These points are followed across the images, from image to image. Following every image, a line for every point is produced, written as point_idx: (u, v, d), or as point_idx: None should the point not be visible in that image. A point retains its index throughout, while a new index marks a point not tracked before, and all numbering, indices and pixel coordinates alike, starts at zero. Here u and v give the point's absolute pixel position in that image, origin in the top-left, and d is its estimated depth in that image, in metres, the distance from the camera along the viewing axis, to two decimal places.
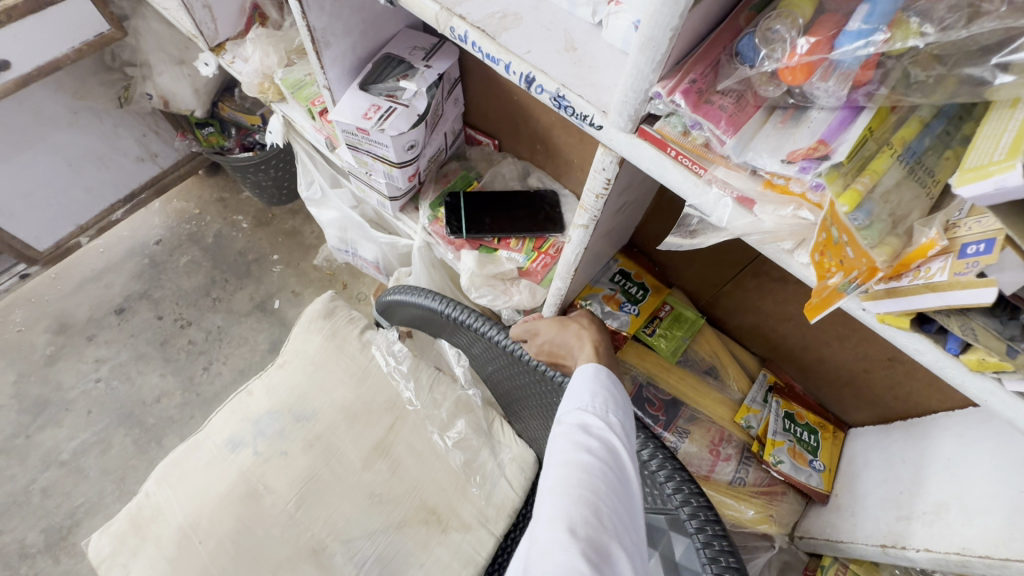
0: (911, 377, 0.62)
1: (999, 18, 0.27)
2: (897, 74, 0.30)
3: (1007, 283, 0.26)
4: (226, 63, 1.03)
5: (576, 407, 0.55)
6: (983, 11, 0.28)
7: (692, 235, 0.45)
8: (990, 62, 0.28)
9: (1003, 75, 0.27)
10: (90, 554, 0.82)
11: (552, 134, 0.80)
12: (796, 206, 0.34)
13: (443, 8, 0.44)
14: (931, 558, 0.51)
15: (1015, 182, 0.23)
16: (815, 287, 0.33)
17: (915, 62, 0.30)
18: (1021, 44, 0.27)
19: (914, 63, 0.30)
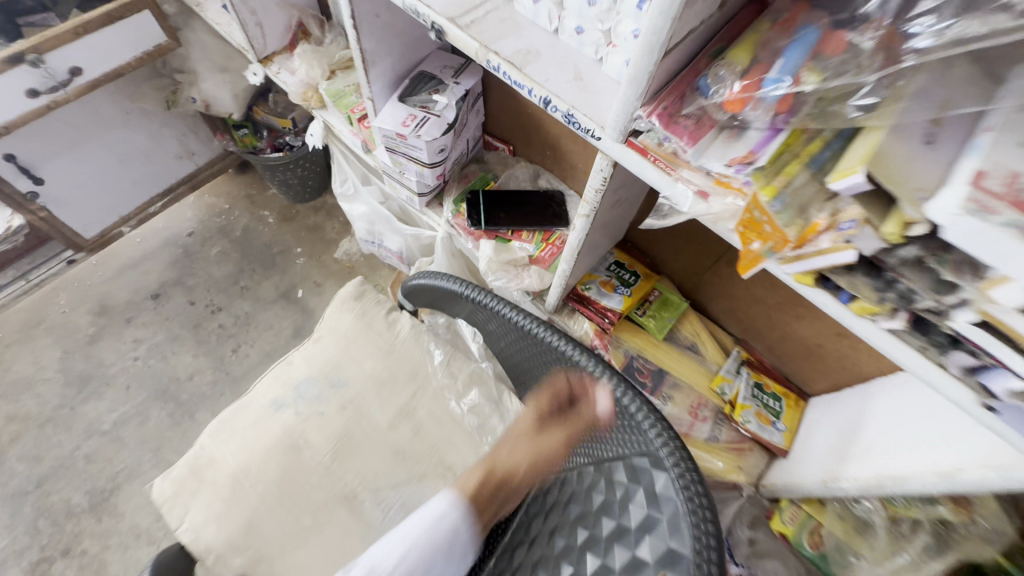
0: (853, 348, 0.75)
1: (874, 70, 0.39)
2: (808, 106, 0.42)
3: (859, 247, 0.40)
4: (273, 74, 1.16)
5: None
6: (863, 63, 0.40)
7: (662, 219, 0.59)
8: (851, 104, 0.40)
9: (862, 111, 0.39)
10: (154, 495, 0.95)
11: (560, 142, 0.94)
12: (734, 196, 0.47)
13: (480, 45, 0.58)
14: (858, 485, 0.64)
15: (859, 181, 0.37)
16: (743, 253, 0.47)
17: (819, 98, 0.42)
18: (869, 90, 0.39)
19: (820, 99, 0.42)
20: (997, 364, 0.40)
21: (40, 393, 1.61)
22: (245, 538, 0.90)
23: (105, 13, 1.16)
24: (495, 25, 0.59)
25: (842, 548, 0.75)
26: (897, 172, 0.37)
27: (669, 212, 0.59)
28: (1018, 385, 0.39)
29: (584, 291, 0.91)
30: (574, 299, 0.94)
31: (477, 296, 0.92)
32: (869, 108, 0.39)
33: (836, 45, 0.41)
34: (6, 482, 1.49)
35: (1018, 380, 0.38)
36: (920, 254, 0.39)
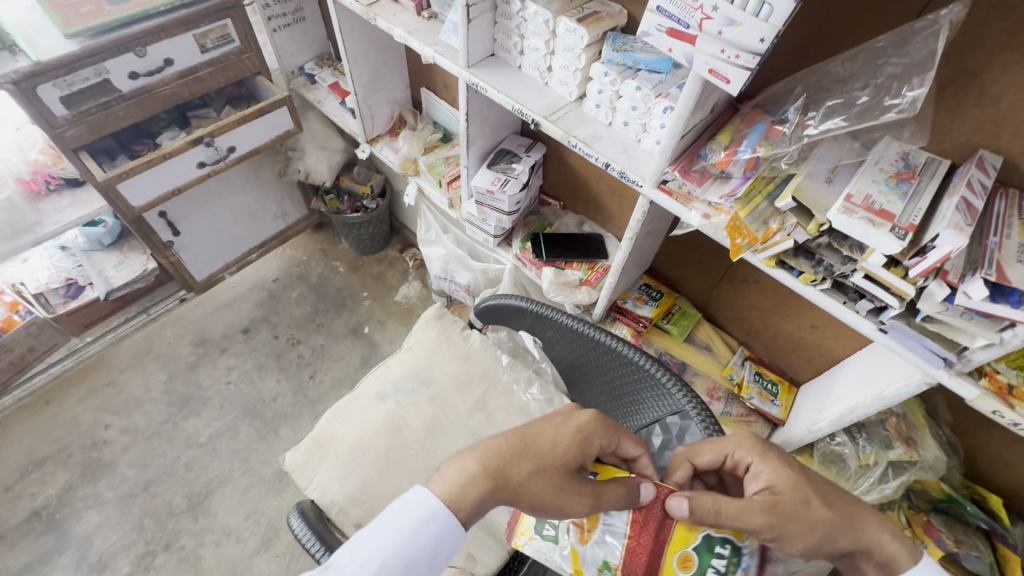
0: (825, 336, 1.03)
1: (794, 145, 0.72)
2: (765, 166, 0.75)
3: (795, 238, 0.70)
4: (378, 150, 1.56)
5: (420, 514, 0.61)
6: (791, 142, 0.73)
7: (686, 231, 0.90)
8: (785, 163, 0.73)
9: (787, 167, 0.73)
10: (287, 463, 1.21)
11: (601, 197, 1.29)
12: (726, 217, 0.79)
13: (564, 133, 0.93)
14: (831, 421, 0.91)
15: (787, 203, 0.69)
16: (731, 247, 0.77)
17: (770, 160, 0.74)
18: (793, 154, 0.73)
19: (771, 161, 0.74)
20: (885, 304, 0.69)
21: (148, 410, 1.87)
22: (361, 495, 1.16)
23: (259, 107, 1.60)
24: (572, 119, 0.95)
25: None
26: (815, 199, 0.68)
27: (686, 226, 0.89)
28: (894, 313, 0.68)
29: (623, 303, 1.22)
30: (615, 310, 1.24)
31: (540, 308, 1.14)
32: (792, 160, 0.73)
33: (776, 132, 0.74)
34: (118, 486, 1.73)
35: (895, 311, 0.68)
36: (830, 240, 0.70)
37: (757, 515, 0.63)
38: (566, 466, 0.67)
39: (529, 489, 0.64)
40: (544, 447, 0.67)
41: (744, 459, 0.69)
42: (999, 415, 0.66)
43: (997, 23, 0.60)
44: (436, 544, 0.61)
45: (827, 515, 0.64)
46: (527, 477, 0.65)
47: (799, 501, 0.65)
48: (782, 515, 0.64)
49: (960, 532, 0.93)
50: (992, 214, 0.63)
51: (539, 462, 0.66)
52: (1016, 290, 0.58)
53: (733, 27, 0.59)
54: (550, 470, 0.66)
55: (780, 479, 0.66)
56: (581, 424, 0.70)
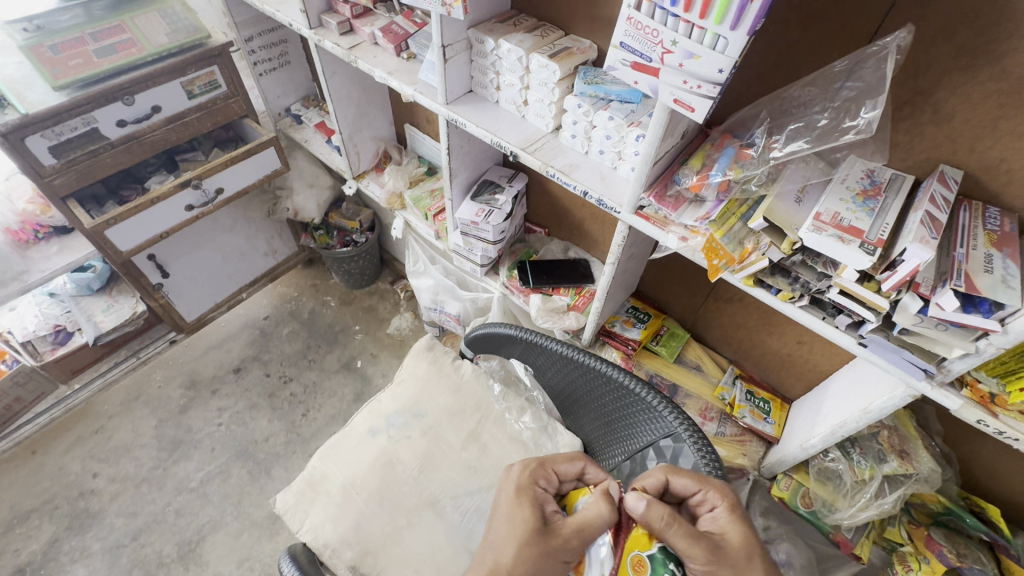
0: (811, 351, 1.04)
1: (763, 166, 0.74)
2: (737, 189, 0.77)
3: (771, 257, 0.71)
4: (365, 185, 1.58)
5: None
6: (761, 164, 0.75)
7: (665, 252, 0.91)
8: (756, 185, 0.75)
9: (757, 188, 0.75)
10: (278, 506, 1.19)
11: (584, 223, 1.31)
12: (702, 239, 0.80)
13: (542, 163, 0.95)
14: (822, 438, 0.91)
15: (760, 224, 0.70)
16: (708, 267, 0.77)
17: (743, 183, 0.77)
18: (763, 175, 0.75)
19: (743, 183, 0.76)
20: (862, 318, 0.70)
21: (138, 456, 1.84)
22: (355, 534, 1.13)
23: (247, 148, 1.63)
24: (549, 150, 0.97)
25: (824, 502, 0.99)
26: (786, 218, 0.69)
27: (665, 248, 0.91)
28: (872, 327, 0.69)
29: (612, 327, 1.23)
30: (604, 334, 1.25)
31: (529, 335, 1.15)
32: (761, 182, 0.76)
33: (746, 155, 0.76)
34: (106, 536, 1.68)
35: (873, 325, 0.68)
36: (804, 258, 0.72)
37: (697, 546, 0.62)
38: (536, 528, 0.67)
39: (520, 571, 0.64)
40: (512, 528, 0.68)
41: (714, 503, 0.70)
42: (984, 424, 0.67)
43: (941, 47, 0.63)
44: None
45: (762, 574, 0.63)
46: (512, 561, 0.64)
47: (744, 555, 0.64)
48: (719, 558, 0.62)
49: (961, 546, 0.92)
50: (957, 225, 0.65)
51: (517, 541, 0.65)
52: (986, 300, 0.59)
53: (692, 59, 0.61)
54: (529, 542, 0.65)
55: (732, 531, 0.66)
56: (517, 483, 0.74)
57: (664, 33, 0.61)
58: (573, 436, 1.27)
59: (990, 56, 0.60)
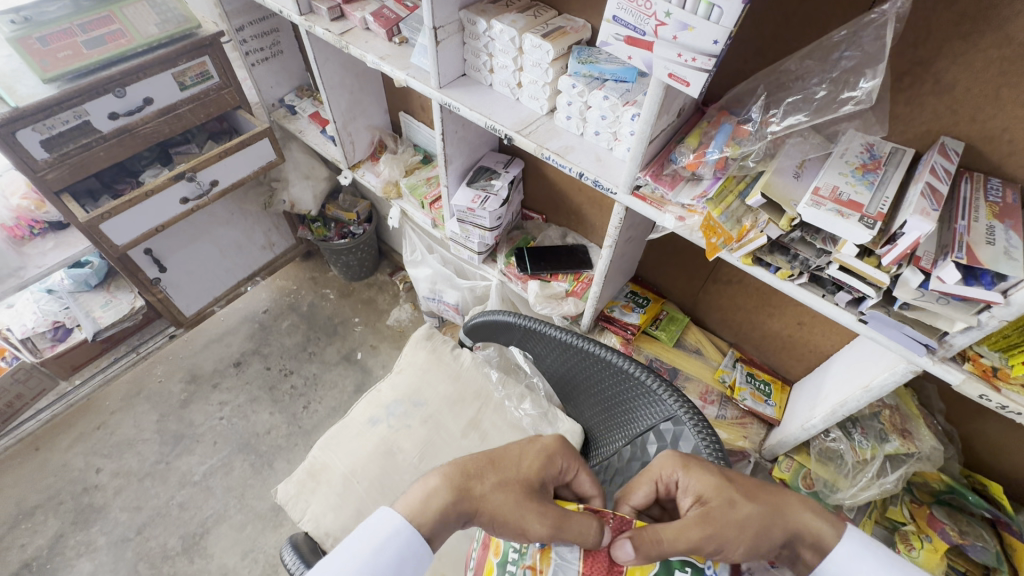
0: (812, 332, 1.03)
1: (760, 142, 0.73)
2: (735, 166, 0.76)
3: (769, 234, 0.70)
4: (360, 175, 1.57)
5: (392, 529, 0.63)
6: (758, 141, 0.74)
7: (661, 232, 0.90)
8: (753, 162, 0.74)
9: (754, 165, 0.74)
10: (279, 496, 1.19)
11: (582, 208, 1.30)
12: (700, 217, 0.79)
13: (537, 146, 0.93)
14: (823, 419, 0.90)
15: (758, 200, 0.69)
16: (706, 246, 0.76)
17: (740, 161, 0.76)
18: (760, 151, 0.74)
19: (740, 160, 0.76)
20: (862, 294, 0.69)
21: (140, 451, 1.84)
22: (356, 523, 1.13)
23: (241, 140, 1.61)
24: (543, 132, 0.96)
25: (826, 483, 0.99)
26: (785, 193, 0.68)
27: (662, 229, 0.90)
28: (873, 302, 0.68)
29: (611, 312, 1.22)
30: (602, 320, 1.24)
31: (528, 321, 1.14)
32: (758, 158, 0.74)
33: (743, 132, 0.75)
34: (110, 531, 1.68)
35: (873, 301, 0.68)
36: (802, 234, 0.71)
37: (692, 529, 0.62)
38: (528, 481, 0.67)
39: (492, 501, 0.65)
40: (507, 462, 0.69)
41: (672, 477, 0.69)
42: (986, 399, 0.66)
43: (941, 15, 0.62)
44: (399, 560, 0.62)
45: (753, 511, 0.65)
46: (490, 489, 0.66)
47: (725, 503, 0.65)
48: (713, 521, 0.63)
49: (963, 524, 0.92)
50: (958, 197, 0.64)
51: (502, 475, 0.67)
52: (988, 273, 0.58)
53: (686, 31, 0.60)
54: (511, 484, 0.66)
55: (700, 485, 0.67)
56: (544, 444, 0.72)
57: (657, 4, 0.60)
58: (573, 421, 1.27)
59: (992, 22, 0.59)
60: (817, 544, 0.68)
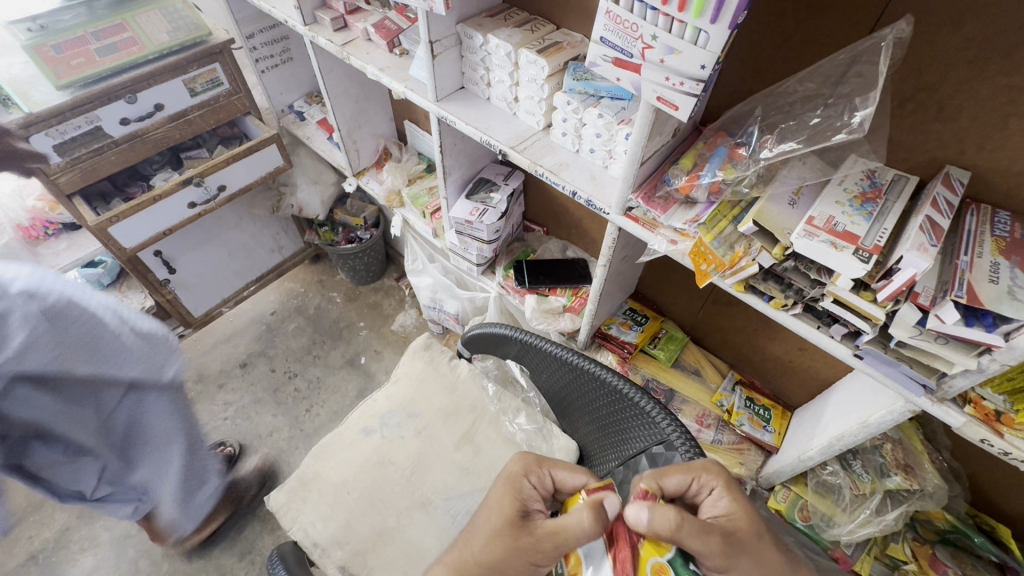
0: (812, 358, 0.99)
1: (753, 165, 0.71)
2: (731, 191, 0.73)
3: (762, 263, 0.67)
4: (364, 182, 1.58)
5: None
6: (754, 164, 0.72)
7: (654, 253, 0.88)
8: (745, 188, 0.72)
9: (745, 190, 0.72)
10: (271, 504, 1.18)
11: (582, 223, 1.29)
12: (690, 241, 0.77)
13: (531, 162, 0.92)
14: (820, 451, 0.87)
15: (748, 228, 0.67)
16: (696, 272, 0.74)
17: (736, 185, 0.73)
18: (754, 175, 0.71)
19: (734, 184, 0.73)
20: (858, 328, 0.66)
21: None
22: (345, 535, 1.13)
23: (249, 145, 1.63)
24: (538, 148, 0.94)
25: (823, 517, 0.95)
26: (775, 222, 0.65)
27: (655, 251, 0.88)
28: (868, 338, 0.65)
29: (608, 329, 1.20)
30: (599, 337, 1.22)
31: (524, 336, 1.12)
32: (753, 184, 0.72)
33: (739, 156, 0.72)
34: (114, 526, 1.71)
35: (869, 337, 0.64)
36: (796, 264, 0.67)
37: (712, 537, 0.58)
38: (508, 517, 0.66)
39: (484, 558, 0.65)
40: (489, 513, 0.69)
41: (711, 486, 0.66)
42: (988, 444, 0.62)
43: (946, 40, 0.58)
44: None
45: (775, 552, 0.63)
46: (478, 548, 0.66)
47: (754, 532, 0.63)
48: (736, 540, 0.60)
49: (968, 567, 0.88)
50: (962, 230, 0.61)
51: (490, 530, 0.66)
52: (990, 313, 0.55)
53: (674, 55, 0.58)
54: (500, 532, 0.65)
55: (737, 510, 0.64)
56: (507, 472, 0.73)
57: (643, 27, 0.58)
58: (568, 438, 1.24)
59: (1000, 49, 0.55)
60: None
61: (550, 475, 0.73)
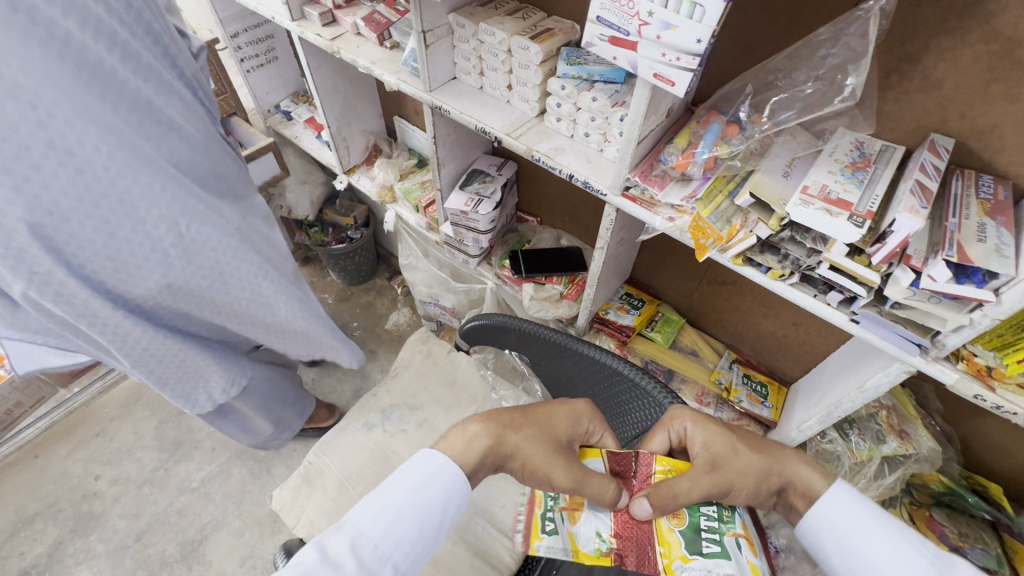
0: (808, 333, 1.02)
1: (745, 140, 0.74)
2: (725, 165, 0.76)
3: (760, 235, 0.69)
4: (355, 179, 1.58)
5: (436, 469, 0.63)
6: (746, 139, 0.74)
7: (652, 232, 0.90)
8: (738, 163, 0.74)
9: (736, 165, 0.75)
10: (275, 503, 1.16)
11: (575, 211, 1.31)
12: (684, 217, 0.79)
13: (527, 148, 0.93)
14: (819, 421, 0.90)
15: (744, 201, 0.70)
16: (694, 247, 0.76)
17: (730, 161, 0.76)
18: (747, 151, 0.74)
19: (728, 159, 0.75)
20: (854, 293, 0.68)
21: (139, 458, 1.84)
22: None
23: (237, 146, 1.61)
24: (533, 134, 0.95)
25: None
26: (770, 192, 0.67)
27: (653, 230, 0.89)
28: (864, 302, 0.67)
29: (605, 314, 1.21)
30: (598, 322, 1.23)
31: (522, 325, 1.14)
32: (746, 158, 0.75)
33: (732, 132, 0.75)
34: (109, 538, 1.68)
35: (864, 300, 0.67)
36: (792, 233, 0.70)
37: (703, 479, 0.61)
38: (557, 439, 0.67)
39: (525, 451, 0.65)
40: (542, 417, 0.69)
41: (684, 430, 0.69)
42: (981, 399, 0.65)
43: (928, 11, 0.61)
44: (445, 498, 0.63)
45: (755, 458, 0.64)
46: (525, 438, 0.66)
47: (729, 450, 0.64)
48: (721, 470, 0.62)
49: (963, 525, 0.91)
50: (949, 195, 0.63)
51: (535, 429, 0.67)
52: (979, 270, 0.57)
53: (670, 30, 0.59)
54: (544, 441, 0.66)
55: (715, 439, 0.66)
56: (575, 405, 0.72)
57: (640, 4, 0.60)
58: None
59: (979, 16, 0.58)
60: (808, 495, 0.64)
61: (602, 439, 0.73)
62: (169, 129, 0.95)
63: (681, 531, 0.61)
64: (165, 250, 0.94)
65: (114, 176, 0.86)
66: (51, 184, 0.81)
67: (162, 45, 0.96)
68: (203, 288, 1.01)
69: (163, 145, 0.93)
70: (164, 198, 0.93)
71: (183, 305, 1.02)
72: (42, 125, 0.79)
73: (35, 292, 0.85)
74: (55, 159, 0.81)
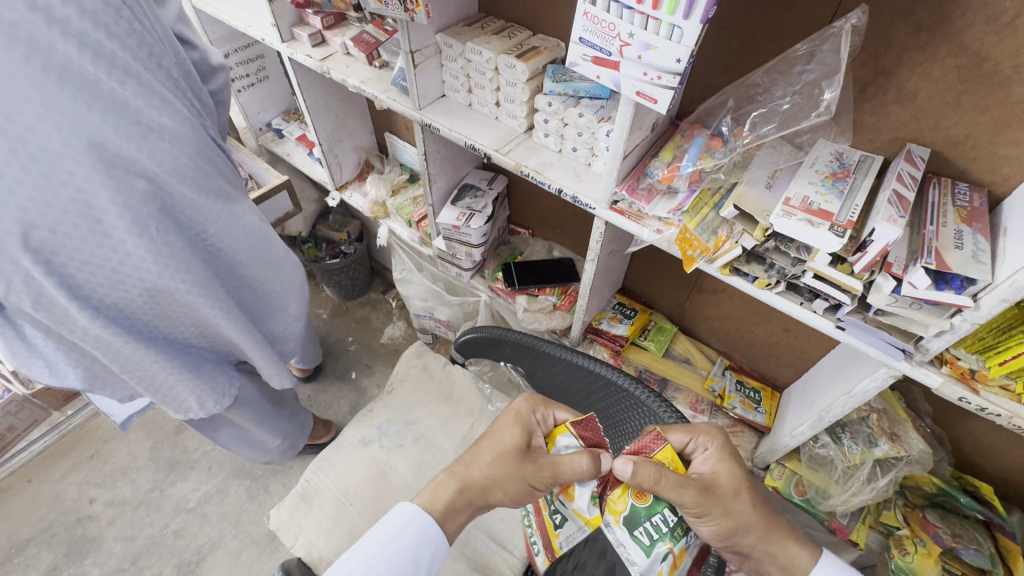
0: (798, 339, 1.03)
1: (729, 153, 0.76)
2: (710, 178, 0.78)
3: (746, 246, 0.71)
4: (348, 196, 1.59)
5: (406, 517, 0.70)
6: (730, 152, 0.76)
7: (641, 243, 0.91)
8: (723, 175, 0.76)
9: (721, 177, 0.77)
10: (272, 522, 1.16)
11: (566, 222, 1.32)
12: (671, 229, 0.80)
13: (516, 163, 0.94)
14: (812, 427, 0.91)
15: (729, 213, 0.71)
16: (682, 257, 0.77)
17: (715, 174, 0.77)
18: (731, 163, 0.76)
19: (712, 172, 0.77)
20: (838, 301, 0.69)
21: (134, 479, 1.82)
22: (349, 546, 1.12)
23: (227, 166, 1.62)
24: (521, 150, 0.97)
25: (818, 489, 1.00)
26: (753, 204, 0.69)
27: (641, 241, 0.91)
28: (848, 310, 0.68)
29: (598, 324, 1.23)
30: (591, 332, 1.24)
31: (519, 337, 1.14)
32: (729, 171, 0.76)
33: (715, 145, 0.76)
34: (104, 562, 1.66)
35: (848, 307, 0.68)
36: (777, 243, 0.71)
37: (691, 491, 0.61)
38: (517, 447, 0.70)
39: (491, 474, 0.70)
40: (494, 437, 0.73)
41: (706, 447, 0.68)
42: (965, 401, 0.66)
43: (900, 26, 0.63)
44: (417, 544, 0.69)
45: (748, 508, 0.66)
46: (485, 468, 0.71)
47: (731, 491, 0.66)
48: (711, 496, 0.63)
49: (957, 526, 0.92)
50: (927, 203, 0.65)
51: (496, 451, 0.71)
52: (958, 277, 0.58)
53: (650, 51, 0.61)
54: (505, 454, 0.70)
55: (723, 471, 0.67)
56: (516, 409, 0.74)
57: (620, 26, 0.61)
58: None
59: (947, 33, 0.60)
60: (788, 567, 0.69)
61: (553, 417, 0.75)
62: (148, 131, 0.90)
63: (633, 505, 0.62)
64: (157, 269, 0.93)
65: (80, 178, 0.82)
66: (18, 192, 0.79)
67: (150, 52, 0.92)
68: (186, 297, 0.98)
69: (141, 146, 0.88)
70: (136, 203, 0.88)
71: (170, 313, 1.01)
72: (19, 142, 0.78)
73: (15, 295, 0.85)
74: (32, 171, 0.80)
